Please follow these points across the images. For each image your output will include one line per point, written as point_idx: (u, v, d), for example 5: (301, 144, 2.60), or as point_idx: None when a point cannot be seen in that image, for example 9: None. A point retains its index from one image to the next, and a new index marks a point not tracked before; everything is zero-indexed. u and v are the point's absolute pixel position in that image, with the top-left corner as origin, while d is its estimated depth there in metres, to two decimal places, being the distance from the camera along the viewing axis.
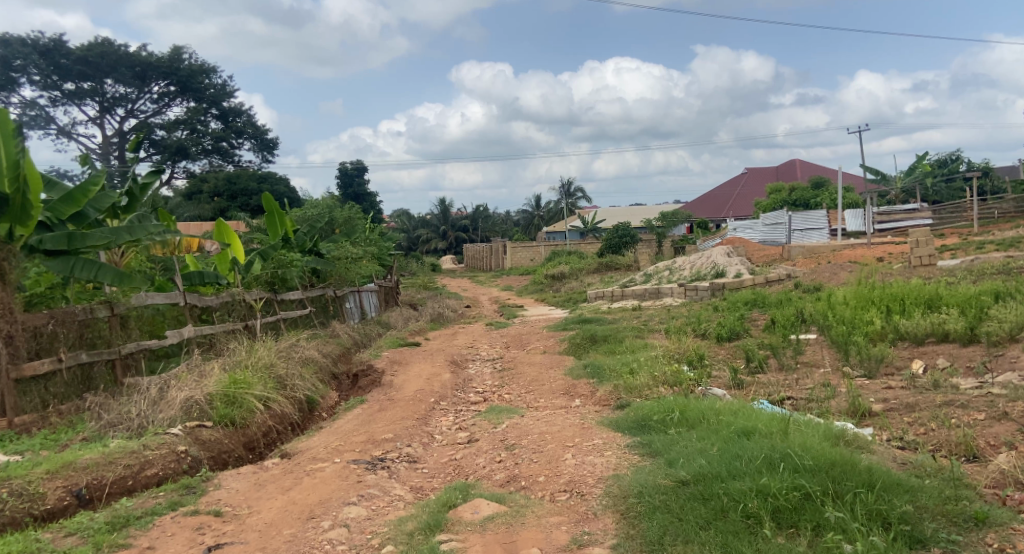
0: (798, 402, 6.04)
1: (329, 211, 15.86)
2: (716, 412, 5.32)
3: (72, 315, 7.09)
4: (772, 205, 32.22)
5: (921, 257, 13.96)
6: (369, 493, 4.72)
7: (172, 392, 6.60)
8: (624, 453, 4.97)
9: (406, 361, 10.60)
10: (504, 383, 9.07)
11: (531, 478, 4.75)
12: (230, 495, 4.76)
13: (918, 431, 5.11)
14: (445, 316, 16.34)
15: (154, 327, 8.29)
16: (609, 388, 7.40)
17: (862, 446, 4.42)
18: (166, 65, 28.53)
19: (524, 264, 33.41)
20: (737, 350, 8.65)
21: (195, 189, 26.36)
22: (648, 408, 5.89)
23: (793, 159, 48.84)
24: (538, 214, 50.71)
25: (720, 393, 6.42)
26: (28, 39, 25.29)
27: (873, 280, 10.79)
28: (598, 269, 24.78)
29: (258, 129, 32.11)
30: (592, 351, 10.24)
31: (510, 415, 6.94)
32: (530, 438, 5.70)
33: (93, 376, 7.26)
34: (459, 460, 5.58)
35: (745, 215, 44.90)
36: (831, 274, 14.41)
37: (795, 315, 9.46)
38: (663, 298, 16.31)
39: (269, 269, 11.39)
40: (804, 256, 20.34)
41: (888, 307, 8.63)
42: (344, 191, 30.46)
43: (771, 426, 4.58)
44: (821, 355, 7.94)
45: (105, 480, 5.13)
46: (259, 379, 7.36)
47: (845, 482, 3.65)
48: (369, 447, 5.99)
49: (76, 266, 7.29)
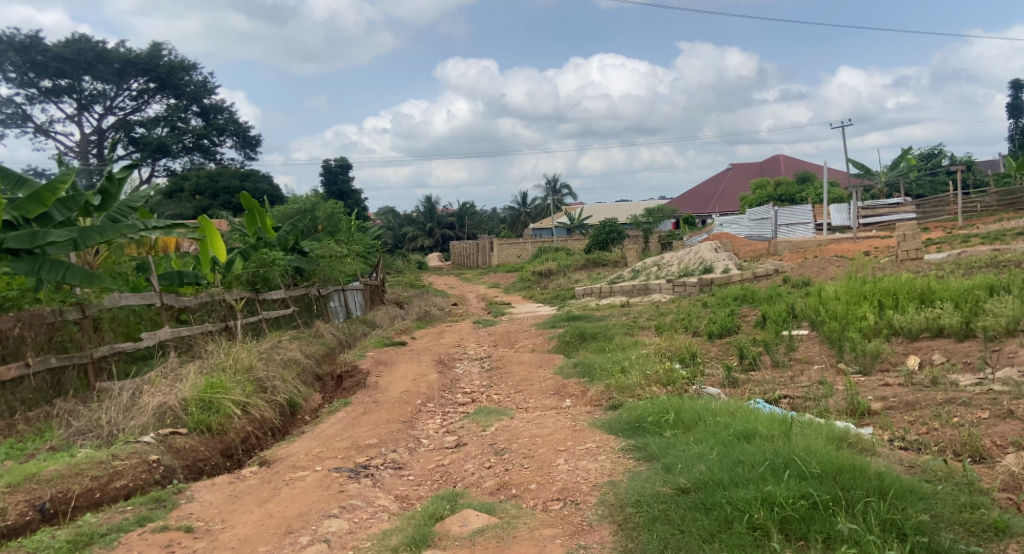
0: (795, 400, 5.85)
1: (311, 208, 15.53)
2: (712, 414, 5.12)
3: (41, 318, 6.77)
4: (758, 200, 32.16)
5: (908, 251, 13.87)
6: (351, 504, 4.48)
7: (145, 398, 6.34)
8: (618, 457, 4.76)
9: (391, 361, 10.34)
10: (492, 382, 8.84)
11: (522, 485, 4.53)
12: (202, 509, 4.50)
13: (920, 430, 4.92)
14: (431, 314, 16.07)
15: (128, 329, 7.98)
16: (600, 388, 7.19)
17: (866, 448, 4.24)
18: (146, 62, 27.99)
19: (511, 261, 33.19)
20: (730, 347, 8.47)
21: (176, 188, 25.89)
22: (642, 408, 5.67)
23: (777, 155, 48.89)
24: (524, 211, 50.49)
25: (715, 392, 6.22)
26: (3, 36, 24.67)
27: (863, 274, 10.65)
28: (585, 265, 24.61)
29: (240, 126, 31.63)
30: (582, 349, 10.03)
31: (499, 417, 6.71)
32: (520, 442, 5.47)
33: (63, 381, 6.95)
34: (446, 466, 5.35)
35: (730, 210, 44.88)
36: (820, 268, 14.31)
37: (786, 311, 9.29)
38: (651, 294, 16.13)
39: (249, 269, 11.08)
40: (791, 250, 20.24)
41: (881, 301, 8.47)
42: (328, 188, 30.08)
43: (771, 428, 4.39)
44: (815, 351, 7.76)
45: (71, 493, 4.87)
46: (237, 383, 7.08)
47: (854, 489, 3.47)
48: (352, 453, 5.74)
49: (42, 267, 7.06)
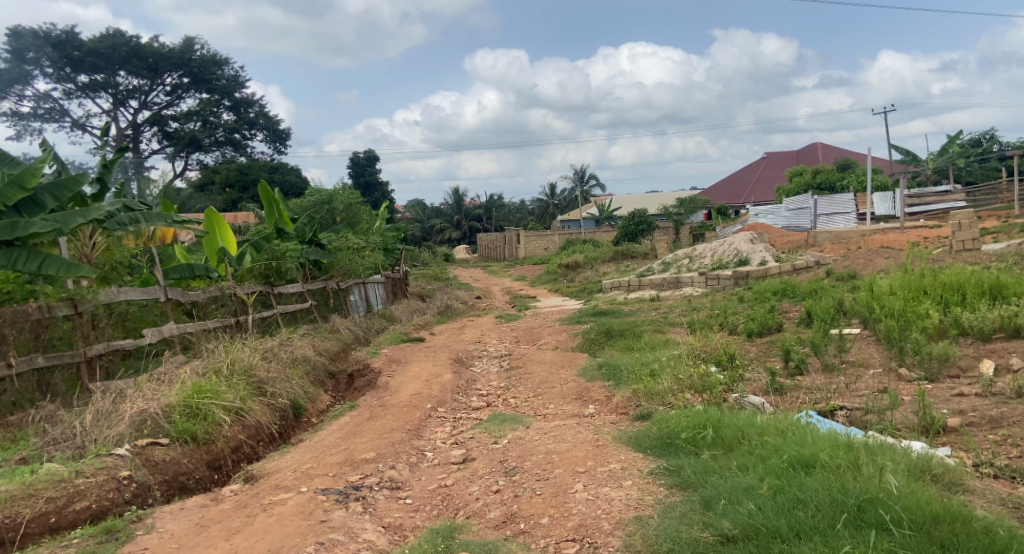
0: (854, 413, 5.00)
1: (331, 200, 14.95)
2: (758, 430, 4.35)
3: (24, 315, 6.19)
4: (795, 189, 30.85)
5: (963, 241, 12.80)
6: (331, 539, 3.87)
7: (126, 404, 5.77)
8: (646, 483, 4.02)
9: (405, 360, 9.67)
10: (510, 384, 8.13)
11: (532, 518, 3.83)
12: (160, 542, 3.95)
13: (1011, 454, 4.11)
14: (453, 308, 15.40)
15: (129, 325, 7.41)
16: (627, 393, 6.45)
17: (957, 483, 3.42)
18: (178, 56, 27.71)
19: (538, 253, 32.40)
20: (771, 348, 7.66)
21: (207, 180, 25.63)
22: (676, 420, 4.92)
23: (815, 142, 47.19)
24: (553, 203, 49.67)
25: (759, 402, 5.45)
26: (41, 32, 24.47)
27: (918, 266, 9.69)
28: (614, 257, 23.76)
29: (270, 120, 31.26)
30: (608, 347, 9.29)
31: (514, 425, 6.05)
32: (534, 460, 4.76)
33: (52, 381, 6.42)
34: (450, 488, 4.66)
35: (766, 200, 43.52)
36: (867, 259, 13.34)
37: (834, 306, 8.43)
38: (682, 288, 15.29)
39: (262, 262, 10.33)
40: (832, 242, 19.16)
41: (944, 298, 7.54)
42: (355, 181, 29.64)
43: (836, 454, 3.57)
44: (870, 353, 6.89)
45: (21, 519, 4.40)
46: (231, 385, 6.45)
47: (958, 551, 2.75)
48: (346, 470, 5.09)
49: (19, 258, 6.38)
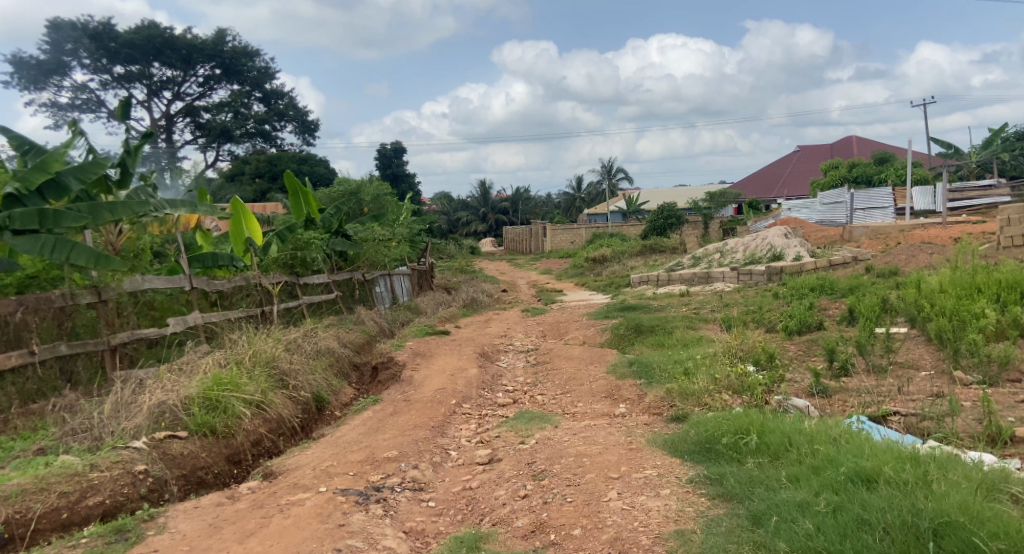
0: (910, 419, 4.66)
1: (358, 190, 14.78)
2: (806, 437, 4.05)
3: (47, 302, 6.05)
4: (830, 182, 30.10)
5: (1013, 237, 12.22)
6: (349, 546, 3.66)
7: (144, 395, 5.61)
8: (686, 493, 3.74)
9: (430, 353, 9.44)
10: (537, 380, 7.88)
11: (563, 529, 3.58)
12: (171, 544, 3.77)
13: None
14: (479, 300, 15.18)
15: (155, 314, 7.27)
16: (660, 393, 6.15)
17: None
18: (211, 47, 27.76)
19: (565, 247, 32.04)
20: (813, 347, 7.30)
21: (237, 171, 25.67)
22: (716, 422, 4.61)
23: (850, 136, 46.10)
24: (580, 197, 49.19)
25: (804, 405, 5.12)
26: (78, 23, 24.64)
27: (966, 262, 9.21)
28: (642, 251, 23.32)
29: (301, 112, 31.19)
30: (638, 344, 8.98)
31: (542, 424, 5.79)
32: (564, 463, 4.50)
33: (74, 370, 6.28)
34: (475, 491, 4.43)
35: (798, 195, 42.62)
36: (910, 255, 12.81)
37: (878, 304, 8.02)
38: (714, 283, 14.88)
39: (287, 252, 10.16)
40: (869, 237, 18.57)
41: (999, 297, 7.10)
42: (382, 172, 29.54)
43: (902, 468, 3.27)
44: (920, 354, 6.50)
45: (32, 514, 4.26)
46: (253, 377, 6.27)
47: None
48: (367, 468, 4.88)
49: (48, 246, 6.17)
